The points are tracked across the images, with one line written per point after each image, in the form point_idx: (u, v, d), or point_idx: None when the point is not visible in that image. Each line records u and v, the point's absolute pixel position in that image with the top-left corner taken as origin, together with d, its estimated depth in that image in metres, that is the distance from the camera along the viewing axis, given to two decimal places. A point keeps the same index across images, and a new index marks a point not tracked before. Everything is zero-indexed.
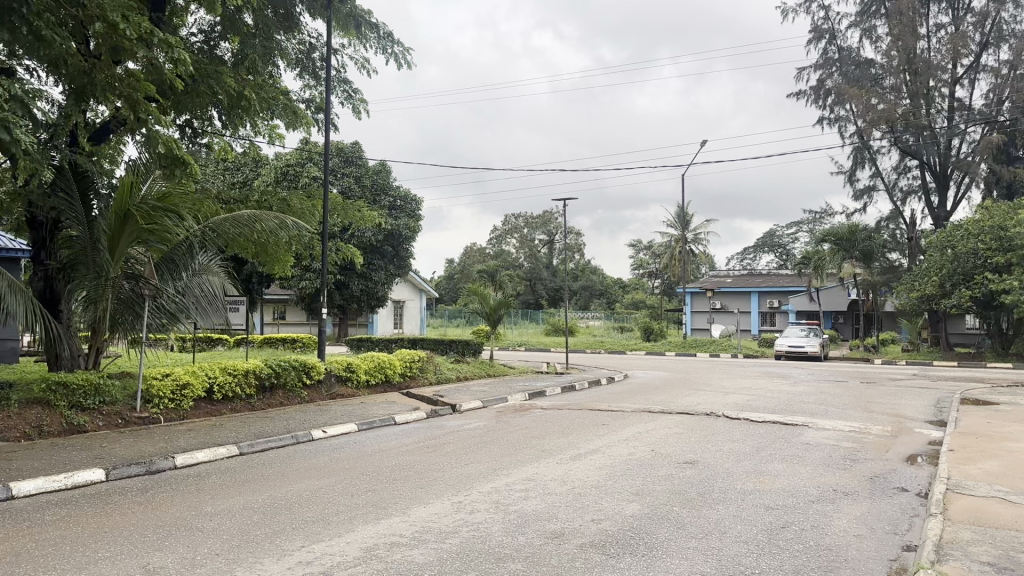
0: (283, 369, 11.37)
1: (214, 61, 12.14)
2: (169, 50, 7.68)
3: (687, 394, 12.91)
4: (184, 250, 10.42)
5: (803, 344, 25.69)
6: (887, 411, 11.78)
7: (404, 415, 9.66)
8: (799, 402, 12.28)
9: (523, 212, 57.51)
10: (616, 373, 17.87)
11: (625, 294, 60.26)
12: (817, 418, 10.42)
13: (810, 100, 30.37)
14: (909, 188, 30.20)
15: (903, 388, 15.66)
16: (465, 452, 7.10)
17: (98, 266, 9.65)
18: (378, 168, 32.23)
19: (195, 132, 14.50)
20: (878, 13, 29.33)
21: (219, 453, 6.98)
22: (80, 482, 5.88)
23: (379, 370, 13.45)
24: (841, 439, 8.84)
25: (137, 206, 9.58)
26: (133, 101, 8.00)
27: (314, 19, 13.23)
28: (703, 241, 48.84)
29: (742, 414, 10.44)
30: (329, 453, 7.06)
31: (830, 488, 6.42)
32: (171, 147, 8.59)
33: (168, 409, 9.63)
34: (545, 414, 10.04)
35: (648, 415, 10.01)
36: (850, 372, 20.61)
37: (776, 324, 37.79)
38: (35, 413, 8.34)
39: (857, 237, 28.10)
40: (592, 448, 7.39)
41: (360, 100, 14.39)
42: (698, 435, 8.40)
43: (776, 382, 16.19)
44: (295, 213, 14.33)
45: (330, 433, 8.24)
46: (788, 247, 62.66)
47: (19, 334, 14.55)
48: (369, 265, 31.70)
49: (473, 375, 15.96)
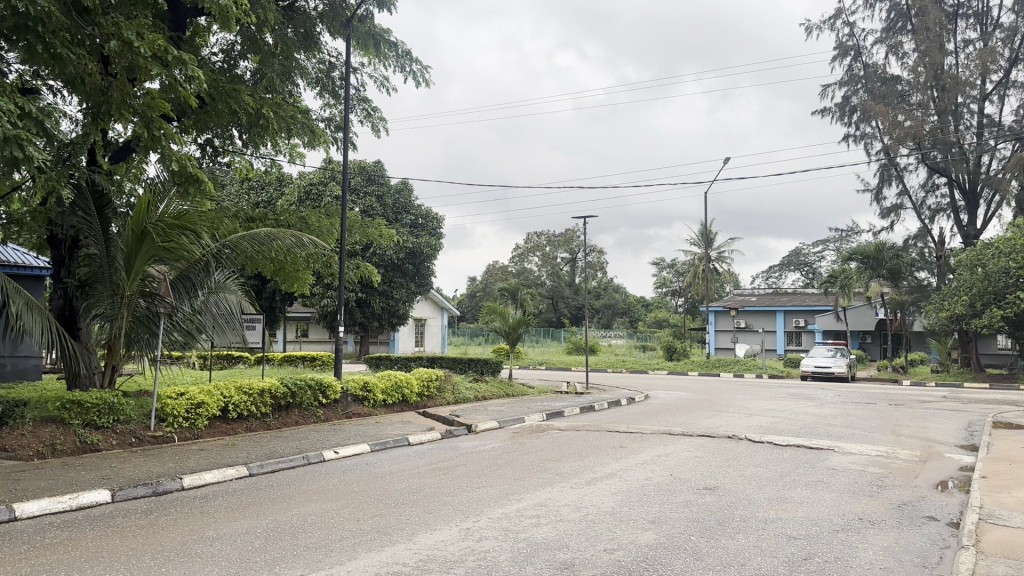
0: (299, 388, 11.29)
1: (234, 80, 12.19)
2: (183, 67, 7.66)
3: (709, 416, 12.66)
4: (200, 268, 10.36)
5: (829, 364, 25.27)
6: (916, 434, 11.44)
7: (418, 436, 9.52)
8: (825, 424, 11.99)
9: (546, 230, 57.44)
10: (637, 392, 17.62)
11: (647, 312, 59.91)
12: (842, 442, 10.12)
13: (835, 117, 30.03)
14: (937, 206, 29.69)
15: (933, 411, 15.26)
16: (477, 476, 6.93)
17: (114, 283, 9.63)
18: (400, 186, 32.39)
19: (215, 151, 14.57)
20: (903, 29, 29.03)
21: (228, 474, 6.88)
22: (85, 504, 5.79)
23: (397, 389, 13.33)
24: (867, 464, 8.56)
25: (153, 224, 9.57)
26: (148, 119, 7.99)
27: (335, 39, 13.26)
28: (727, 260, 48.47)
29: (766, 437, 10.17)
30: (339, 475, 6.93)
31: (856, 517, 6.18)
32: (186, 165, 8.57)
33: (183, 428, 9.55)
34: (562, 436, 9.84)
35: (668, 437, 9.79)
36: (877, 393, 20.18)
37: (802, 344, 37.35)
38: (48, 432, 8.28)
39: (884, 255, 27.71)
40: (608, 472, 7.19)
41: (380, 118, 14.39)
42: (718, 459, 8.17)
43: (801, 404, 15.87)
44: (314, 231, 14.31)
45: (342, 454, 8.12)
46: (814, 265, 62.04)
47: (41, 351, 14.67)
48: (390, 283, 31.74)
49: (491, 395, 15.80)
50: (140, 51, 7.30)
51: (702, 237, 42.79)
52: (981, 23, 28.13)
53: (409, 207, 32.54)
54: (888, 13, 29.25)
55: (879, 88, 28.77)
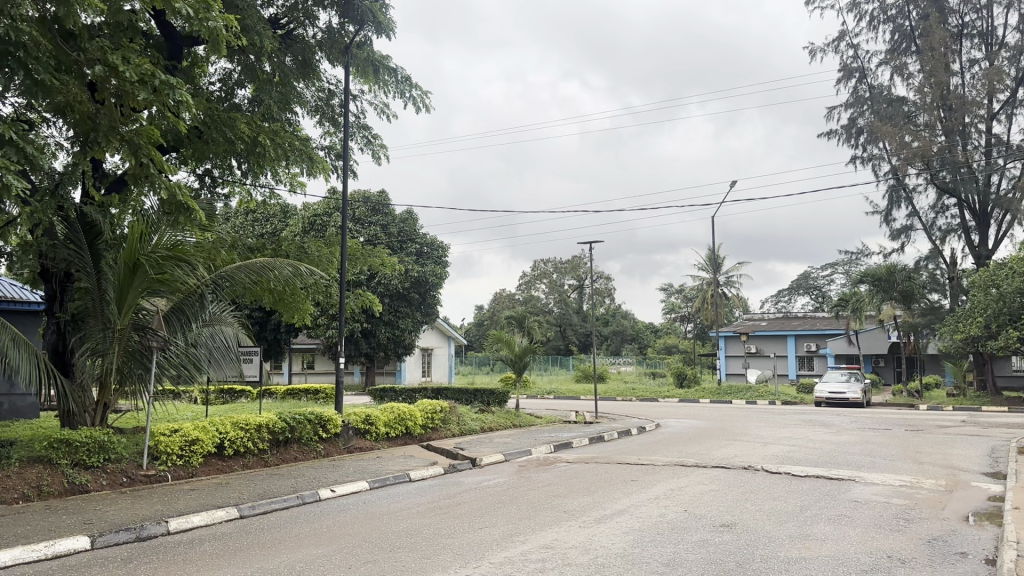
0: (298, 422, 10.96)
1: (232, 110, 12.02)
2: (171, 92, 7.41)
3: (723, 445, 12.22)
4: (195, 300, 9.93)
5: (843, 390, 24.73)
6: (940, 462, 10.98)
7: (420, 471, 9.14)
8: (843, 453, 11.54)
9: (552, 257, 57.23)
10: (648, 422, 17.16)
11: (656, 339, 59.41)
12: (863, 471, 9.69)
13: (842, 140, 29.80)
14: (948, 227, 29.30)
15: (954, 437, 14.74)
16: (480, 515, 6.54)
17: (105, 317, 9.37)
18: (405, 216, 32.28)
19: (214, 181, 14.38)
20: (908, 50, 28.89)
21: (217, 516, 6.52)
22: (62, 551, 5.44)
23: (399, 422, 12.96)
24: (892, 496, 8.13)
25: (147, 255, 9.34)
26: (137, 147, 7.75)
27: (334, 67, 13.09)
28: (736, 284, 48.15)
29: (783, 468, 9.75)
30: (333, 516, 6.59)
31: (884, 555, 5.77)
32: (179, 196, 8.33)
33: (177, 466, 9.19)
34: (570, 469, 9.45)
35: (681, 469, 9.38)
36: (894, 418, 19.65)
37: (815, 369, 36.77)
38: (35, 473, 7.95)
39: (895, 277, 27.33)
40: (619, 509, 6.80)
41: (380, 146, 14.19)
42: (734, 492, 7.76)
43: (817, 431, 15.39)
44: (312, 260, 14.09)
45: (338, 492, 7.75)
46: (823, 289, 61.61)
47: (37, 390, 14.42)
48: (395, 312, 31.41)
49: (498, 426, 15.39)
50: (127, 76, 7.11)
51: (710, 262, 42.42)
52: (987, 43, 27.98)
53: (415, 236, 32.40)
54: (892, 35, 29.18)
55: (885, 109, 28.51)
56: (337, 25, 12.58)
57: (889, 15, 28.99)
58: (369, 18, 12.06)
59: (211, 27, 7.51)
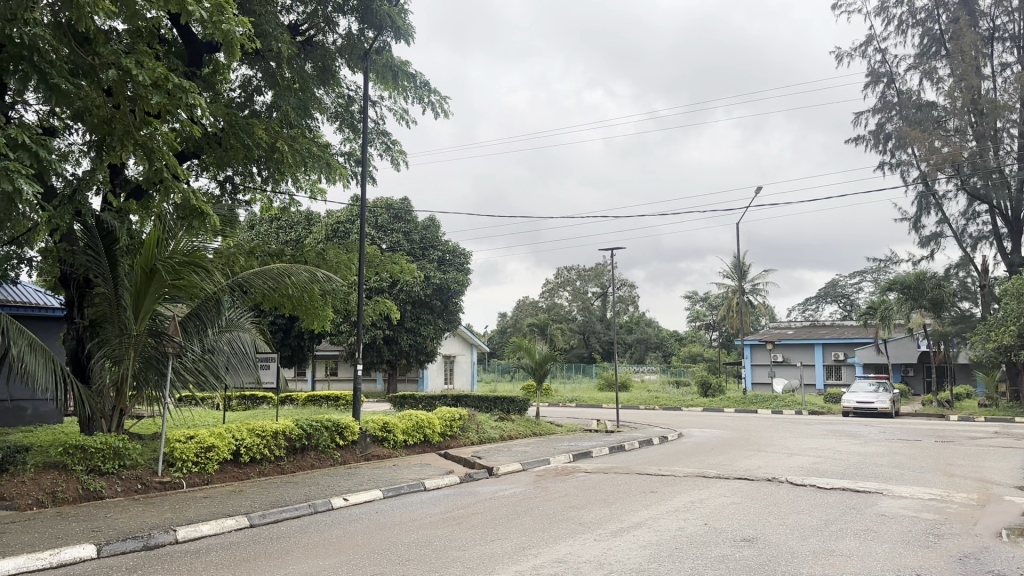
0: (314, 429, 10.87)
1: (251, 116, 12.00)
2: (184, 96, 7.35)
3: (747, 456, 11.96)
4: (211, 306, 9.88)
5: (871, 400, 24.26)
6: (971, 474, 10.65)
7: (435, 480, 9.01)
8: (871, 465, 11.22)
9: (576, 264, 56.96)
10: (670, 431, 16.90)
11: (681, 347, 58.87)
12: (891, 484, 9.40)
13: (869, 145, 29.33)
14: (979, 234, 28.72)
15: (986, 449, 14.33)
16: (493, 526, 6.39)
17: (121, 323, 9.34)
18: (427, 223, 32.30)
19: (235, 188, 14.40)
20: (937, 54, 28.34)
21: (226, 525, 6.43)
22: (67, 560, 5.37)
23: (418, 430, 12.85)
24: (921, 510, 7.86)
25: (164, 261, 9.26)
26: (152, 152, 7.70)
27: (354, 73, 13.03)
28: (762, 291, 47.63)
29: (809, 480, 9.50)
30: (344, 526, 6.48)
31: (912, 573, 5.54)
32: (194, 202, 8.28)
33: (193, 473, 9.15)
34: (588, 479, 9.26)
35: (703, 481, 9.17)
36: (923, 428, 19.22)
37: (842, 378, 36.19)
38: (50, 479, 7.92)
39: (925, 285, 26.79)
40: (636, 522, 6.61)
41: (400, 151, 14.15)
42: (756, 505, 7.53)
43: (843, 442, 15.05)
44: (331, 266, 14.07)
45: (351, 501, 7.64)
46: (852, 297, 60.78)
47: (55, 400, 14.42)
48: (417, 319, 31.36)
49: (517, 435, 15.23)
50: (140, 79, 7.08)
51: (735, 271, 41.92)
52: (1019, 46, 27.40)
53: (437, 243, 32.37)
54: (921, 39, 28.65)
55: (914, 114, 28.04)
56: (356, 30, 12.54)
57: (918, 19, 28.57)
58: (387, 23, 12.00)
59: (226, 30, 7.47)
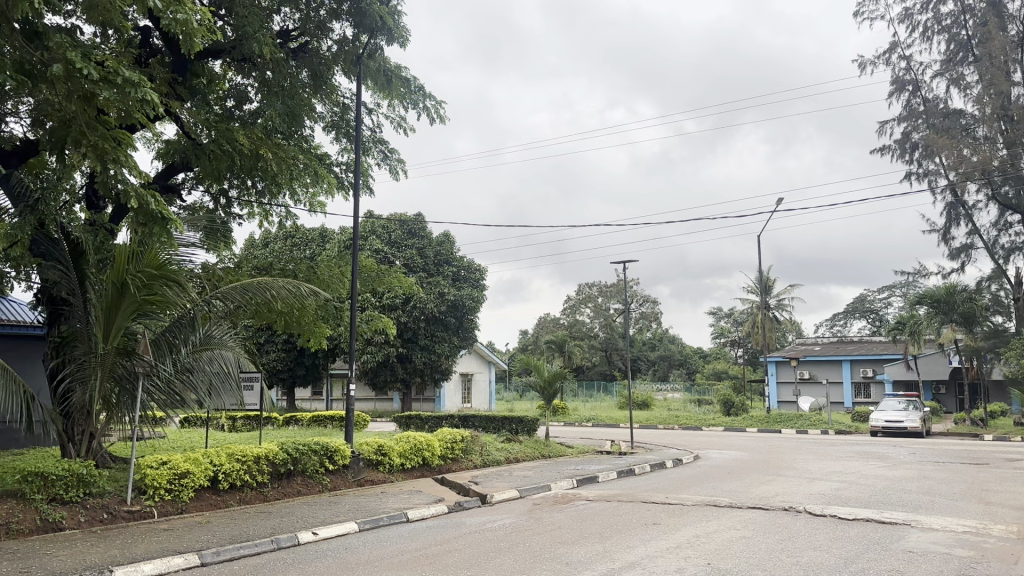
0: (301, 453, 10.25)
1: (238, 122, 11.40)
2: (132, 89, 6.74)
3: (765, 482, 11.13)
4: (185, 325, 9.36)
5: (901, 419, 23.22)
6: (1009, 502, 9.78)
7: (420, 509, 8.35)
8: (899, 491, 10.35)
9: (597, 280, 56.24)
10: (686, 453, 16.06)
11: (705, 364, 57.82)
12: (921, 514, 8.59)
13: (895, 155, 28.40)
14: (1012, 245, 27.61)
15: (1022, 472, 13.34)
16: (468, 566, 5.75)
17: (90, 342, 8.81)
18: (442, 239, 31.94)
19: (228, 202, 13.89)
20: (965, 60, 27.37)
21: (173, 564, 5.84)
22: None
23: (416, 453, 12.18)
24: (954, 545, 7.06)
25: (135, 274, 8.64)
26: (100, 149, 7.08)
27: (348, 79, 12.54)
28: (787, 307, 46.63)
29: (829, 509, 8.72)
30: (303, 566, 5.85)
31: None
32: (151, 203, 7.64)
33: (165, 501, 8.54)
34: (588, 508, 8.55)
35: (713, 510, 8.42)
36: (957, 449, 18.19)
37: (871, 396, 35.03)
38: (5, 509, 7.33)
39: (955, 299, 25.63)
40: (630, 562, 5.90)
41: (398, 160, 13.61)
42: (769, 540, 6.78)
43: (870, 464, 14.14)
44: (324, 280, 13.44)
45: (321, 535, 7.02)
46: (880, 312, 59.29)
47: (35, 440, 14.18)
48: (432, 336, 30.75)
49: (525, 458, 14.51)
50: (85, 74, 6.49)
51: (759, 286, 40.82)
52: None
53: (452, 259, 31.85)
54: (947, 45, 27.76)
55: (942, 122, 27.16)
56: (350, 35, 12.01)
57: (943, 26, 27.69)
58: (379, 24, 11.53)
59: (183, 21, 6.92)
